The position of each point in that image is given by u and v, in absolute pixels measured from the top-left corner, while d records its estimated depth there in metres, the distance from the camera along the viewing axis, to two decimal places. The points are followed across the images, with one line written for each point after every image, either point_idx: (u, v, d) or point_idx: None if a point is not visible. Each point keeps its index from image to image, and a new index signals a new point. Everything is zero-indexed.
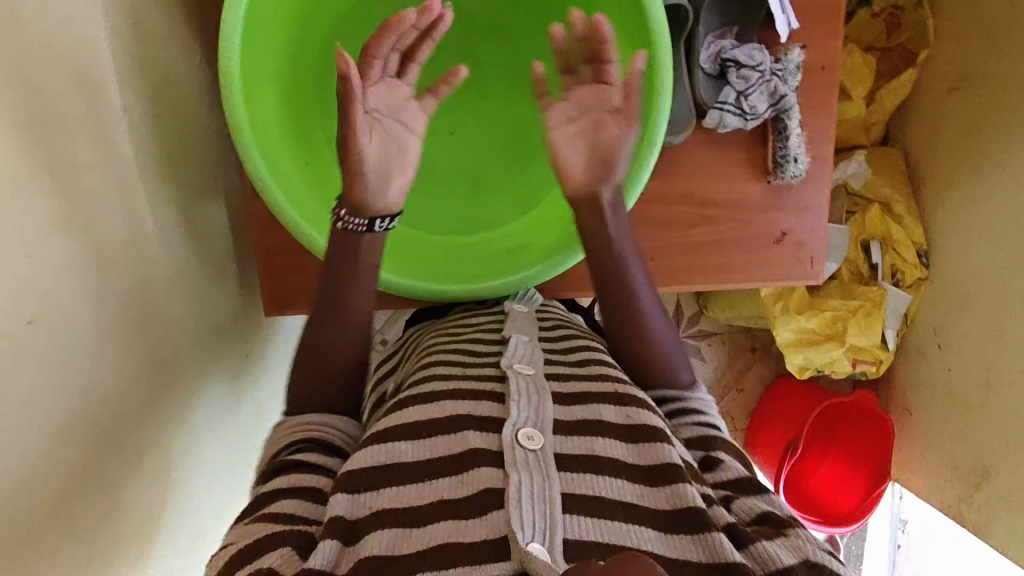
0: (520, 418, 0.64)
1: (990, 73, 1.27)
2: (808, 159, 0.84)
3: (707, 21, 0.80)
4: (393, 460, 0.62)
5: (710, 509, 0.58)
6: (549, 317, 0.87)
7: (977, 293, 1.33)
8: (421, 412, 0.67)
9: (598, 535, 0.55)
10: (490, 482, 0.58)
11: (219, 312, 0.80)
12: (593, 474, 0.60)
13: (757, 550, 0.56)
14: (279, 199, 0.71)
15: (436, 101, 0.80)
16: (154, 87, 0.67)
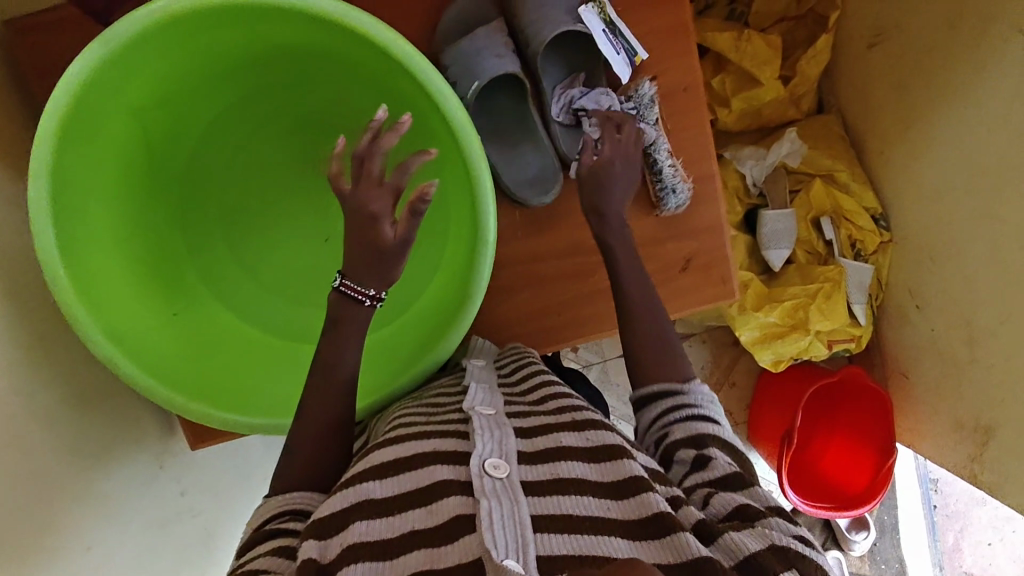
0: (485, 448, 0.58)
1: (902, 22, 1.21)
2: (690, 183, 0.82)
3: (552, 75, 0.80)
4: (360, 498, 0.56)
5: (675, 514, 0.54)
6: (508, 358, 0.79)
7: (940, 248, 1.25)
8: (388, 454, 0.61)
9: (567, 548, 0.50)
10: (460, 510, 0.53)
11: (140, 462, 0.79)
12: (560, 493, 0.55)
13: (724, 541, 0.52)
14: (146, 384, 0.61)
15: (306, 206, 0.80)
16: (9, 268, 0.66)
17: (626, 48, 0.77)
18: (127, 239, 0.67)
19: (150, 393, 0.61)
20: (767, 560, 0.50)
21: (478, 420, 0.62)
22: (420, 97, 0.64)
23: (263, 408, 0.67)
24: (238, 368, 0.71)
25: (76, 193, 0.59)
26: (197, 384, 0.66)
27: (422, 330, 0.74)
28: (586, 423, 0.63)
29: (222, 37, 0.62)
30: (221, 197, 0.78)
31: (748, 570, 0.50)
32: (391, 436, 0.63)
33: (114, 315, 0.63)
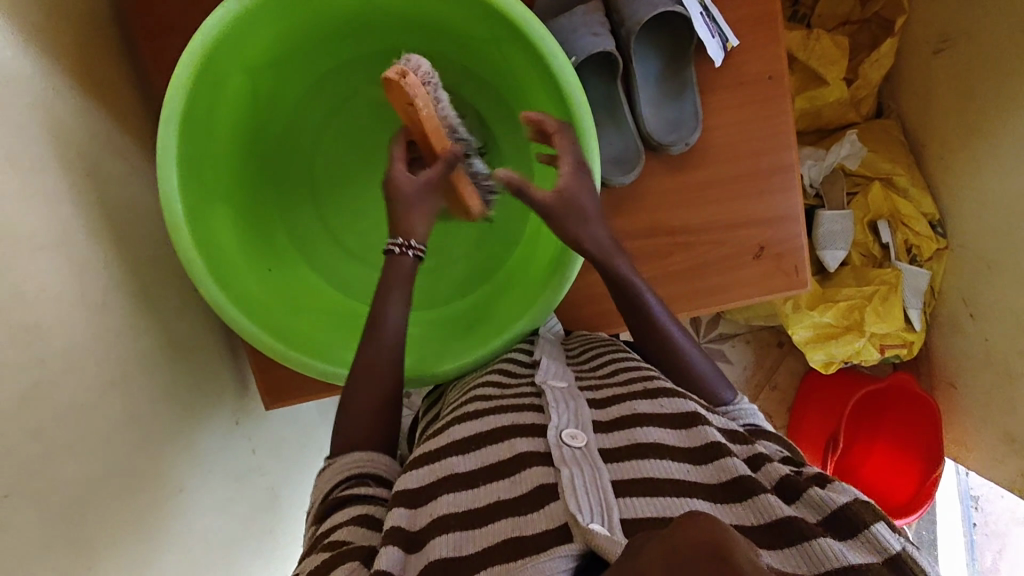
0: (561, 420, 0.62)
1: (971, 28, 1.20)
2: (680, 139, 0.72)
3: (639, 55, 0.81)
4: (448, 472, 0.60)
5: (755, 476, 0.56)
6: (575, 341, 0.82)
7: (1000, 258, 1.25)
8: (466, 428, 0.64)
9: (652, 509, 0.53)
10: (541, 479, 0.56)
11: (221, 417, 0.81)
12: (640, 458, 0.57)
13: (809, 495, 0.54)
14: (251, 331, 0.63)
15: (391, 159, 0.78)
16: (118, 219, 0.69)
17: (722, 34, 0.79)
18: (233, 195, 0.70)
19: (242, 333, 0.63)
20: (858, 511, 0.52)
21: (550, 394, 0.65)
22: (527, 66, 0.66)
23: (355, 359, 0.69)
24: (330, 327, 0.73)
25: (196, 144, 0.62)
26: (280, 327, 0.68)
27: (518, 292, 0.76)
28: (658, 389, 0.66)
29: (341, 1, 0.65)
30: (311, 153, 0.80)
31: (838, 525, 0.52)
32: (467, 409, 0.67)
33: (225, 262, 0.65)
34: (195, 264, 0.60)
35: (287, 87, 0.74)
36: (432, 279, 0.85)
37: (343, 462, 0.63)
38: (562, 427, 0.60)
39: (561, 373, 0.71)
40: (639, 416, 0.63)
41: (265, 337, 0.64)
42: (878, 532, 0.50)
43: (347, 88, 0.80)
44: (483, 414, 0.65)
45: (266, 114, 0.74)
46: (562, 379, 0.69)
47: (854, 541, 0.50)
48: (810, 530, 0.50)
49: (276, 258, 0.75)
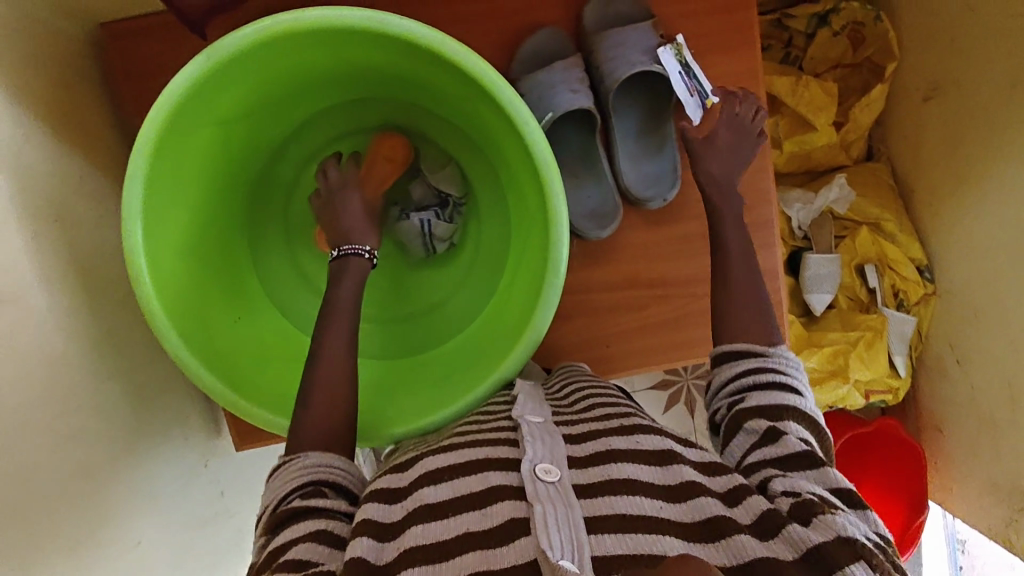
0: (536, 454, 0.60)
1: (961, 78, 1.20)
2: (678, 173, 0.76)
3: (619, 109, 0.81)
4: (417, 504, 0.58)
5: (729, 514, 0.57)
6: (558, 377, 0.80)
7: (987, 306, 1.24)
8: (440, 459, 0.63)
9: (624, 547, 0.53)
10: (514, 513, 0.55)
11: (186, 460, 0.80)
12: (614, 494, 0.57)
13: (787, 532, 0.54)
14: (212, 385, 0.62)
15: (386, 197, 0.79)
16: (86, 267, 0.68)
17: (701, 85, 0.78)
18: (203, 243, 0.70)
19: (201, 387, 0.63)
20: (834, 551, 0.52)
21: (528, 428, 0.64)
22: (503, 126, 0.65)
23: None
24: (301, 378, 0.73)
25: (166, 196, 0.62)
26: (243, 378, 0.67)
27: (489, 341, 0.74)
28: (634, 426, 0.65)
29: (319, 57, 0.65)
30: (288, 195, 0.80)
31: (813, 564, 0.52)
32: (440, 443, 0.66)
33: (189, 315, 0.65)
34: (159, 320, 0.59)
35: (265, 132, 0.74)
36: (410, 325, 0.83)
37: (291, 467, 0.60)
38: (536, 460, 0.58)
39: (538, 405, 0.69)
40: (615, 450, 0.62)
41: (226, 391, 0.63)
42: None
43: (325, 133, 0.79)
44: (456, 445, 0.64)
45: (243, 158, 0.74)
46: (539, 411, 0.68)
47: None
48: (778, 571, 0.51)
49: (245, 304, 0.74)
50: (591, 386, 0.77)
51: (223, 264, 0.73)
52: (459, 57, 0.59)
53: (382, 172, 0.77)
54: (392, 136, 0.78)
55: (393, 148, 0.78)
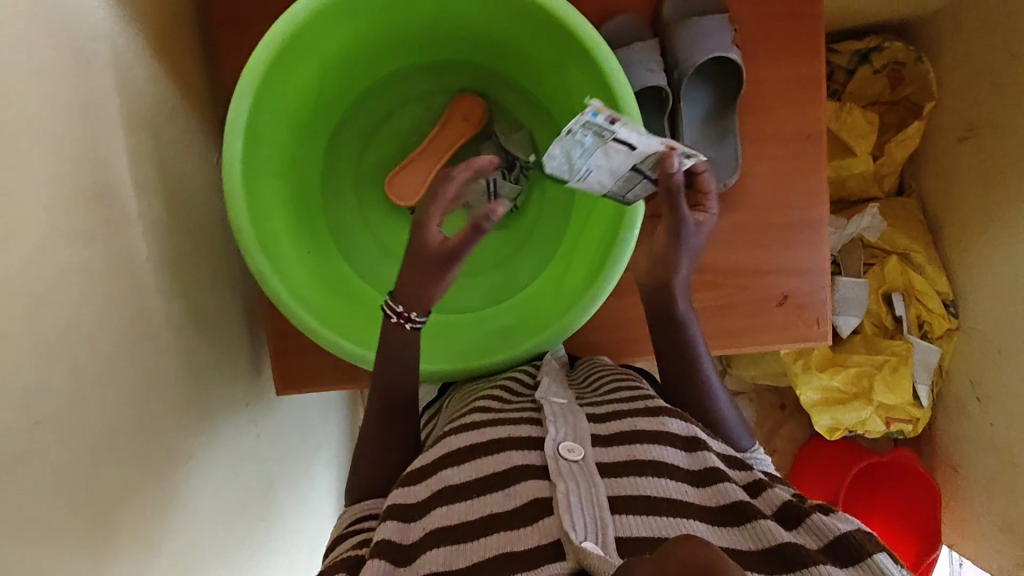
0: (559, 433, 0.63)
1: (999, 118, 1.24)
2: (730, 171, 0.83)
3: (690, 96, 0.84)
4: (441, 486, 0.62)
5: (751, 501, 0.57)
6: (580, 367, 0.81)
7: (1011, 344, 1.26)
8: (465, 438, 0.65)
9: (646, 529, 0.54)
10: (536, 493, 0.58)
11: (236, 401, 0.81)
12: (637, 475, 0.58)
13: (811, 520, 0.54)
14: (287, 304, 0.64)
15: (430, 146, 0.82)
16: (168, 190, 0.70)
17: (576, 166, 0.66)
18: (283, 176, 0.72)
19: (275, 304, 0.64)
20: (860, 539, 0.52)
21: (551, 407, 0.66)
22: (588, 88, 0.68)
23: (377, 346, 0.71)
24: (366, 316, 0.75)
25: (264, 120, 0.64)
26: (314, 306, 0.69)
27: (548, 299, 0.79)
28: (658, 407, 0.66)
29: (421, 8, 0.68)
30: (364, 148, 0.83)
31: (837, 551, 0.52)
32: (464, 420, 0.68)
33: (271, 238, 0.66)
34: (246, 232, 0.62)
35: (355, 81, 0.77)
36: (466, 284, 0.86)
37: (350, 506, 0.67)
38: (559, 440, 0.61)
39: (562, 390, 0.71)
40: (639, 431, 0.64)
41: (298, 312, 0.65)
42: (880, 561, 0.50)
43: (406, 91, 0.81)
44: (481, 424, 0.67)
45: (331, 105, 0.77)
46: (562, 395, 0.70)
47: (855, 568, 0.50)
48: (801, 556, 0.51)
49: (315, 240, 0.76)
50: (614, 370, 0.78)
51: (298, 201, 0.75)
52: (561, 12, 0.62)
53: (419, 171, 0.81)
54: (475, 97, 0.80)
55: (472, 109, 0.80)
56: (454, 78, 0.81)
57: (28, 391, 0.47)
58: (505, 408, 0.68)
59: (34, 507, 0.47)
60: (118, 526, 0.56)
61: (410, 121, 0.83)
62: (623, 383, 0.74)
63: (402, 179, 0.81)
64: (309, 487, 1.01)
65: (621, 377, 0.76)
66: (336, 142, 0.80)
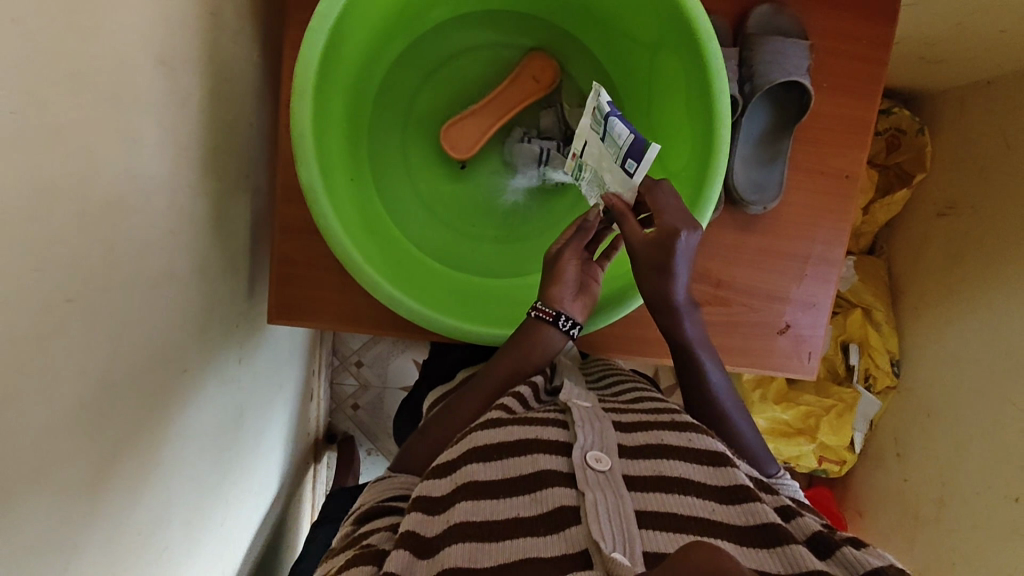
0: (587, 440, 0.67)
1: (976, 204, 1.33)
2: (773, 197, 0.84)
3: (752, 113, 0.86)
4: (467, 480, 0.64)
5: (781, 524, 0.60)
6: (594, 367, 0.89)
7: (941, 412, 1.37)
8: (491, 434, 0.68)
9: (671, 544, 0.57)
10: (562, 501, 0.60)
11: (230, 321, 0.75)
12: (664, 492, 0.62)
13: (842, 554, 0.57)
14: (331, 223, 0.60)
15: (486, 103, 0.78)
16: (216, 78, 0.63)
17: (633, 182, 0.64)
18: (347, 87, 0.68)
19: (313, 214, 0.60)
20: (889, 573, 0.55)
21: (577, 413, 0.71)
22: (677, 75, 0.67)
23: (403, 287, 0.67)
24: (400, 264, 0.71)
25: (350, 19, 0.60)
26: (354, 232, 0.65)
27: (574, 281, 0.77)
28: (685, 425, 0.71)
29: None
30: (417, 84, 0.79)
31: None
32: (490, 417, 0.70)
33: (326, 150, 0.63)
34: (305, 134, 0.58)
35: (432, 13, 0.73)
36: (460, 244, 0.80)
37: (379, 484, 0.70)
38: (588, 448, 0.65)
39: (582, 394, 0.77)
40: (666, 447, 0.68)
41: (338, 233, 0.61)
42: None
43: (487, 36, 0.78)
44: (505, 422, 0.69)
45: (403, 34, 0.74)
46: (585, 400, 0.75)
47: None
48: None
49: (356, 165, 0.72)
50: (632, 379, 0.85)
51: (348, 121, 0.71)
52: None
53: (479, 125, 0.77)
54: (550, 58, 0.77)
55: (544, 70, 0.77)
56: (531, 36, 0.78)
57: (45, 257, 0.41)
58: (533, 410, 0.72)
59: (30, 389, 0.41)
60: (103, 423, 0.51)
61: (477, 66, 0.79)
62: (644, 396, 0.80)
63: (459, 130, 0.77)
64: (269, 423, 0.96)
65: (644, 392, 0.81)
66: (397, 73, 0.77)
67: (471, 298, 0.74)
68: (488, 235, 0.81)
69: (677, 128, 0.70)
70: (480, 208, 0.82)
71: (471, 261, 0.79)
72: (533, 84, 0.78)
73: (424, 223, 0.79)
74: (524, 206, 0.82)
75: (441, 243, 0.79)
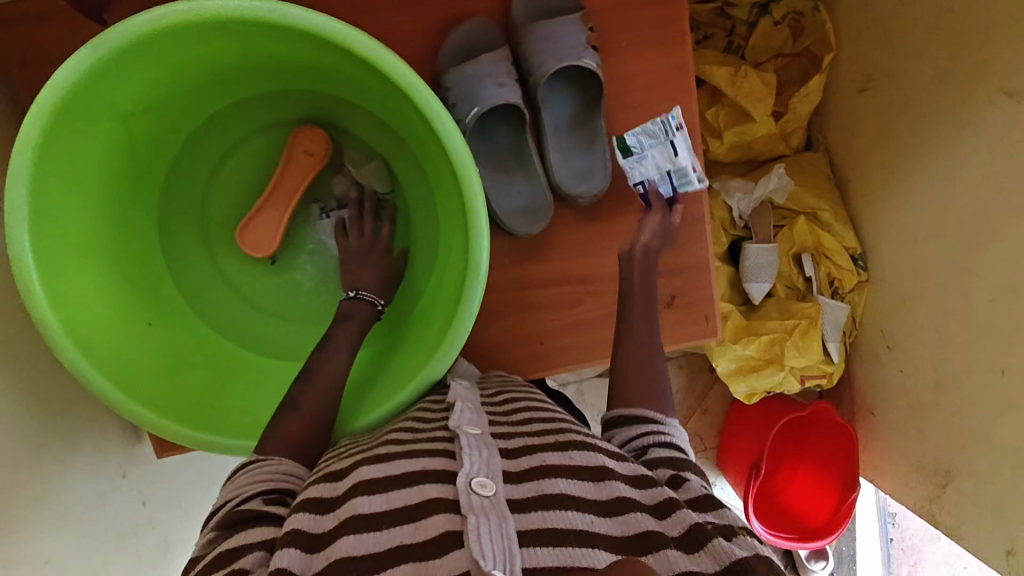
0: (473, 467, 0.57)
1: (891, 71, 1.21)
2: (602, 183, 0.80)
3: (555, 103, 0.82)
4: (349, 514, 0.54)
5: (658, 529, 0.55)
6: (492, 381, 0.78)
7: (914, 296, 1.26)
8: (375, 469, 0.59)
9: (553, 560, 0.51)
10: (447, 526, 0.52)
11: (93, 469, 0.76)
12: (547, 510, 0.54)
13: (711, 545, 0.52)
14: (103, 387, 0.62)
15: (271, 192, 0.81)
16: None
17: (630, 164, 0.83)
18: (101, 237, 0.69)
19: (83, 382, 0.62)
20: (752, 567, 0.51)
21: (465, 439, 0.61)
22: (415, 118, 0.67)
23: (188, 413, 0.67)
24: (204, 378, 0.74)
25: (50, 188, 0.60)
26: (139, 380, 0.67)
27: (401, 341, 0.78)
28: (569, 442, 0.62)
29: (215, 49, 0.64)
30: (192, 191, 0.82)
31: None
32: (375, 454, 0.62)
33: (84, 316, 0.64)
34: (44, 317, 0.59)
35: (183, 122, 0.76)
36: (248, 328, 0.83)
37: (252, 472, 0.60)
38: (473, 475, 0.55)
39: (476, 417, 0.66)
40: (553, 466, 0.59)
41: (113, 393, 0.62)
42: None
43: (239, 129, 0.81)
44: (389, 458, 0.60)
45: (156, 156, 0.76)
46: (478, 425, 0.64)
47: None
48: None
49: (150, 301, 0.75)
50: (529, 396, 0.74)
51: (124, 263, 0.73)
52: (363, 50, 0.58)
53: (271, 218, 0.82)
54: (316, 130, 0.81)
55: (314, 140, 0.81)
56: (292, 110, 0.81)
57: None
58: (415, 442, 0.63)
59: None
60: None
61: (255, 156, 0.83)
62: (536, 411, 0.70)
63: (254, 231, 0.81)
64: None
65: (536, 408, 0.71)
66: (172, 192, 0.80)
67: (252, 387, 0.76)
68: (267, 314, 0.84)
69: (442, 165, 0.68)
70: (265, 290, 0.85)
71: (254, 342, 0.82)
72: (306, 158, 0.81)
73: (228, 324, 0.82)
74: (298, 281, 0.86)
75: (234, 337, 0.81)
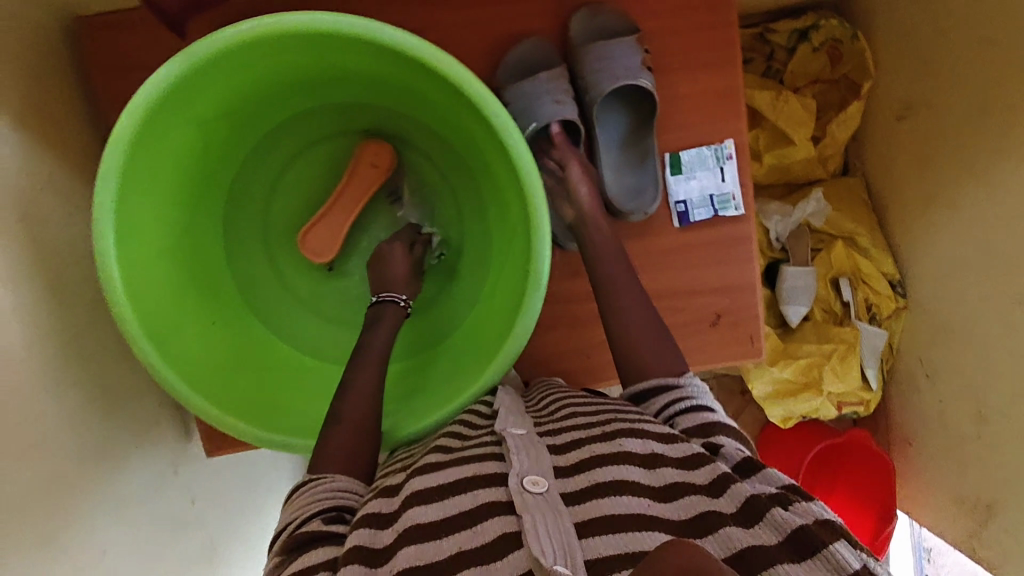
0: (523, 466, 0.58)
1: (930, 100, 1.22)
2: (653, 199, 0.81)
3: (608, 120, 0.84)
4: (407, 525, 0.55)
5: (714, 505, 0.54)
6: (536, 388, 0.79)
7: (953, 325, 1.24)
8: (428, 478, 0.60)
9: (616, 548, 0.50)
10: (504, 529, 0.53)
11: (148, 468, 0.78)
12: (601, 497, 0.54)
13: (770, 517, 0.51)
14: (174, 385, 0.64)
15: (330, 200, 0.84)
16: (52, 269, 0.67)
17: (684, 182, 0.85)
18: (170, 237, 0.71)
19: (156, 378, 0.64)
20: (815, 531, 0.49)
21: (513, 440, 0.61)
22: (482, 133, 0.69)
23: (249, 413, 0.69)
24: (262, 378, 0.76)
25: (133, 191, 0.63)
26: (202, 379, 0.69)
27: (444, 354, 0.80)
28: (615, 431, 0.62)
29: (294, 61, 0.67)
30: (255, 196, 0.85)
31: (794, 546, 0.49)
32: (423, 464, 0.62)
33: (155, 315, 0.66)
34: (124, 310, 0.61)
35: (252, 130, 0.79)
36: (301, 330, 0.85)
37: (307, 496, 0.61)
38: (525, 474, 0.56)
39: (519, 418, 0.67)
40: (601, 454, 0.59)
41: (183, 389, 0.64)
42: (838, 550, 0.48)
43: (305, 139, 0.84)
44: (440, 466, 0.61)
45: (225, 161, 0.79)
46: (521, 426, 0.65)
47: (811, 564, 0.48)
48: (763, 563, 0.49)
49: (212, 302, 0.77)
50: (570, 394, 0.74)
51: (191, 263, 0.75)
52: (440, 65, 0.60)
53: (332, 225, 0.83)
54: (379, 145, 0.83)
55: (378, 153, 0.83)
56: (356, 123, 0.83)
57: None
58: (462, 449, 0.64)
59: None
60: None
61: (317, 166, 0.86)
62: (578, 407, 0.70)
63: (315, 237, 0.83)
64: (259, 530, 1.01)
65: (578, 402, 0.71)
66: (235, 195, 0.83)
67: (304, 389, 0.79)
68: (316, 320, 0.86)
69: (505, 178, 0.70)
70: (319, 294, 0.87)
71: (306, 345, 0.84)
72: (366, 168, 0.84)
73: (281, 327, 0.84)
74: (348, 289, 0.88)
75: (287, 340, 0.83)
